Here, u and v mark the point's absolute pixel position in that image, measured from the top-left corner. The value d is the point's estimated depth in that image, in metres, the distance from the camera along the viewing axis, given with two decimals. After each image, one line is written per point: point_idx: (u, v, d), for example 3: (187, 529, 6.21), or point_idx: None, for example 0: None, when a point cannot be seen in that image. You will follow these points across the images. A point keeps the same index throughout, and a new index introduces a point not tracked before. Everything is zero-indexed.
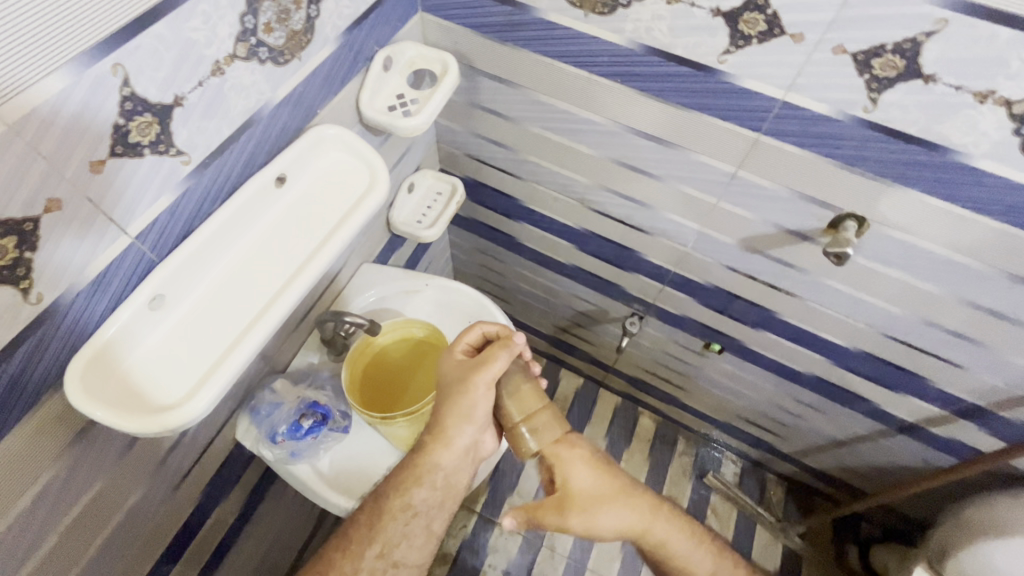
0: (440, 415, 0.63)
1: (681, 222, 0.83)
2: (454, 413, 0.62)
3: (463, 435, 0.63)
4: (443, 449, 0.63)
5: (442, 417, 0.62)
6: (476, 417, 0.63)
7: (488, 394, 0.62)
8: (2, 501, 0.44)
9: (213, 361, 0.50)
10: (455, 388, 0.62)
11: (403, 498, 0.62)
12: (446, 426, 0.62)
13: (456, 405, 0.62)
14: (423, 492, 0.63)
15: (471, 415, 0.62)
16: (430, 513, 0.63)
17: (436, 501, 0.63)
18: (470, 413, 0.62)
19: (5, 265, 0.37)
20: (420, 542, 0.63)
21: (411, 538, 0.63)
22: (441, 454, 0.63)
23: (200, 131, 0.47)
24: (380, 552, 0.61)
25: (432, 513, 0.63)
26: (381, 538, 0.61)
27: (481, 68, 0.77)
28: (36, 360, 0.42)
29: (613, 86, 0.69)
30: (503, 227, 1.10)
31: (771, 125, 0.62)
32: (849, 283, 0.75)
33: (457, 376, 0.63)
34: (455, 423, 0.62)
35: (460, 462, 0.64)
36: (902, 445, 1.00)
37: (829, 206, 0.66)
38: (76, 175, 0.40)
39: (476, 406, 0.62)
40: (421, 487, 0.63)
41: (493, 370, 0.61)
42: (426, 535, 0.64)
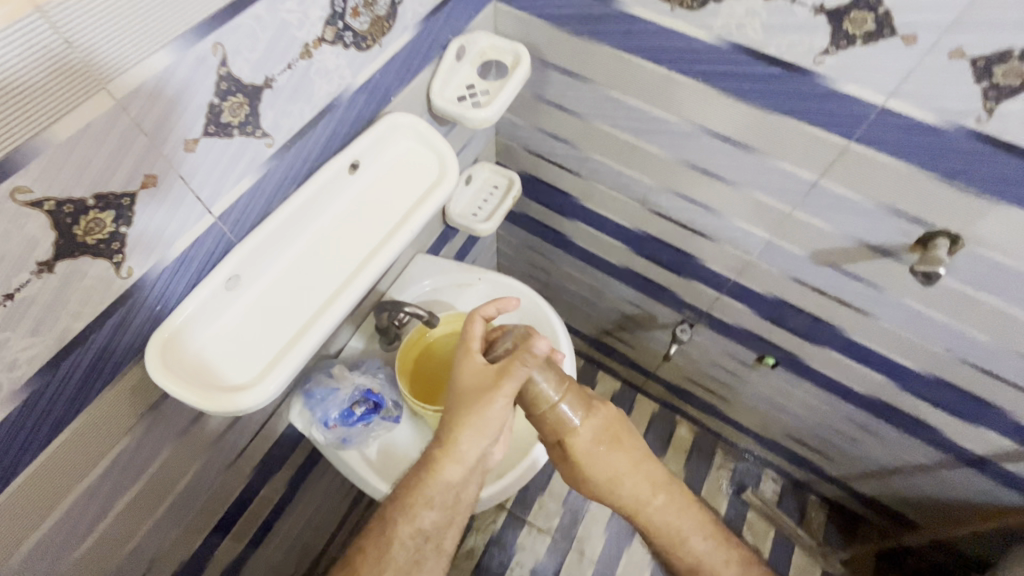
0: (448, 430, 0.57)
1: (749, 229, 0.79)
2: (464, 426, 0.56)
3: (476, 447, 0.57)
4: (452, 463, 0.57)
5: (450, 427, 0.57)
6: (491, 432, 0.57)
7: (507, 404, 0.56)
8: (81, 466, 0.45)
9: (284, 343, 0.51)
10: (471, 398, 0.56)
11: (412, 520, 0.57)
12: (452, 441, 0.56)
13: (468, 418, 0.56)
14: (433, 511, 0.57)
15: (484, 432, 0.56)
16: (440, 530, 0.58)
17: (446, 520, 0.58)
18: (483, 430, 0.56)
19: (101, 238, 0.38)
20: (434, 566, 0.57)
21: (424, 563, 0.57)
22: (450, 470, 0.57)
23: (285, 114, 0.47)
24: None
25: (443, 530, 0.58)
26: (389, 570, 0.56)
27: (552, 61, 0.76)
28: (121, 332, 0.43)
29: (692, 85, 0.66)
30: (555, 224, 1.08)
31: (865, 132, 0.58)
32: (931, 305, 0.70)
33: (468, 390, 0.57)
34: (467, 436, 0.56)
35: (469, 477, 0.58)
36: (966, 479, 0.94)
37: (919, 222, 0.62)
38: (171, 154, 0.40)
39: (489, 418, 0.56)
40: (429, 507, 0.57)
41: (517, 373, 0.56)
42: (440, 556, 0.58)
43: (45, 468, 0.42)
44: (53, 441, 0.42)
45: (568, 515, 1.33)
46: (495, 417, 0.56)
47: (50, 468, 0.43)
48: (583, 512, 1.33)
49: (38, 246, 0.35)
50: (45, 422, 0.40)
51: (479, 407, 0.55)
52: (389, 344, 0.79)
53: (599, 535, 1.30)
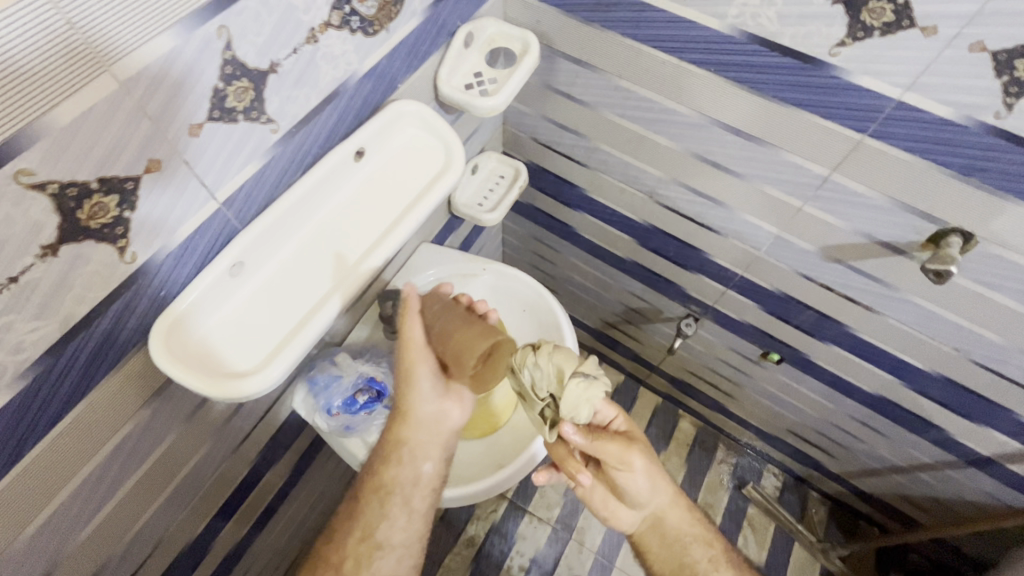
0: (396, 395, 0.64)
1: (758, 224, 0.78)
2: (403, 392, 0.64)
3: (421, 408, 0.63)
4: (406, 423, 0.64)
5: (401, 394, 0.64)
6: (424, 389, 0.63)
7: (425, 362, 0.62)
8: (88, 448, 0.46)
9: (288, 330, 0.51)
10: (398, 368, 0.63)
11: (376, 479, 0.64)
12: (406, 403, 0.64)
13: (403, 383, 0.63)
14: (396, 470, 0.64)
15: (419, 392, 0.63)
16: (406, 489, 0.64)
17: (410, 479, 0.64)
18: (416, 384, 0.63)
19: (105, 222, 0.38)
20: (403, 522, 0.64)
21: (393, 518, 0.64)
22: (401, 429, 0.64)
23: (290, 99, 0.47)
24: (362, 537, 0.63)
25: (409, 490, 0.64)
26: (360, 522, 0.63)
27: (561, 49, 0.75)
28: (126, 317, 0.43)
29: (703, 75, 0.65)
30: (561, 215, 1.07)
31: (879, 127, 0.57)
32: (942, 304, 0.69)
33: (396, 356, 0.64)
34: (409, 393, 0.63)
35: (428, 438, 0.65)
36: (970, 479, 0.93)
37: (932, 219, 0.61)
38: (176, 138, 0.40)
39: (416, 377, 0.63)
40: (395, 466, 0.64)
41: (414, 335, 0.61)
42: (408, 514, 0.64)
43: (49, 451, 0.42)
44: (57, 425, 0.42)
45: (569, 505, 1.34)
46: (422, 375, 0.63)
47: (55, 451, 0.43)
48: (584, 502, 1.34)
49: (43, 229, 0.34)
50: (50, 405, 0.40)
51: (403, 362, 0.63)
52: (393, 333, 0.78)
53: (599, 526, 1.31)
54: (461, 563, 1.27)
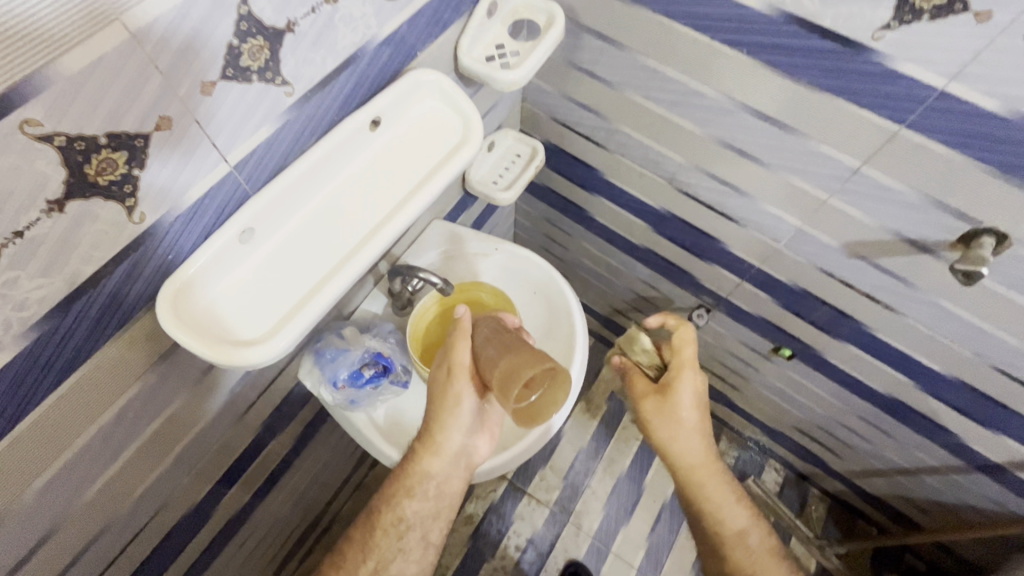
0: (429, 423, 0.63)
1: (780, 215, 0.76)
2: (440, 420, 0.63)
3: (453, 439, 0.64)
4: (433, 457, 0.64)
5: (431, 427, 0.63)
6: (461, 423, 0.63)
7: (470, 394, 0.62)
8: (93, 409, 0.45)
9: (296, 300, 0.50)
10: (434, 397, 0.63)
11: (395, 512, 0.66)
12: (439, 434, 0.63)
13: (439, 414, 0.63)
14: (418, 505, 0.66)
15: (456, 424, 0.63)
16: (424, 524, 0.66)
17: (429, 511, 0.66)
18: (452, 419, 0.62)
19: (113, 180, 0.36)
20: (418, 555, 0.67)
21: (407, 551, 0.66)
22: (429, 464, 0.64)
23: (306, 62, 0.45)
24: (377, 566, 0.65)
25: (427, 523, 0.67)
26: (374, 554, 0.65)
27: (587, 24, 0.72)
28: (133, 279, 0.42)
29: (736, 57, 0.62)
30: (576, 198, 1.05)
31: (918, 118, 0.55)
32: (966, 306, 0.67)
33: (435, 383, 0.63)
34: (441, 429, 0.63)
35: (451, 469, 0.65)
36: (977, 486, 0.92)
37: (966, 218, 0.59)
38: (187, 95, 0.38)
39: (457, 406, 0.62)
40: (415, 501, 0.65)
41: (461, 364, 0.61)
42: (424, 545, 0.67)
43: (53, 411, 0.42)
44: (61, 386, 0.41)
45: (568, 489, 1.34)
46: (464, 405, 0.62)
47: (59, 411, 0.42)
48: (583, 487, 1.34)
49: (49, 183, 0.33)
50: (53, 365, 0.40)
51: (443, 394, 0.62)
52: (402, 309, 0.78)
53: (597, 511, 1.32)
54: (458, 540, 1.28)
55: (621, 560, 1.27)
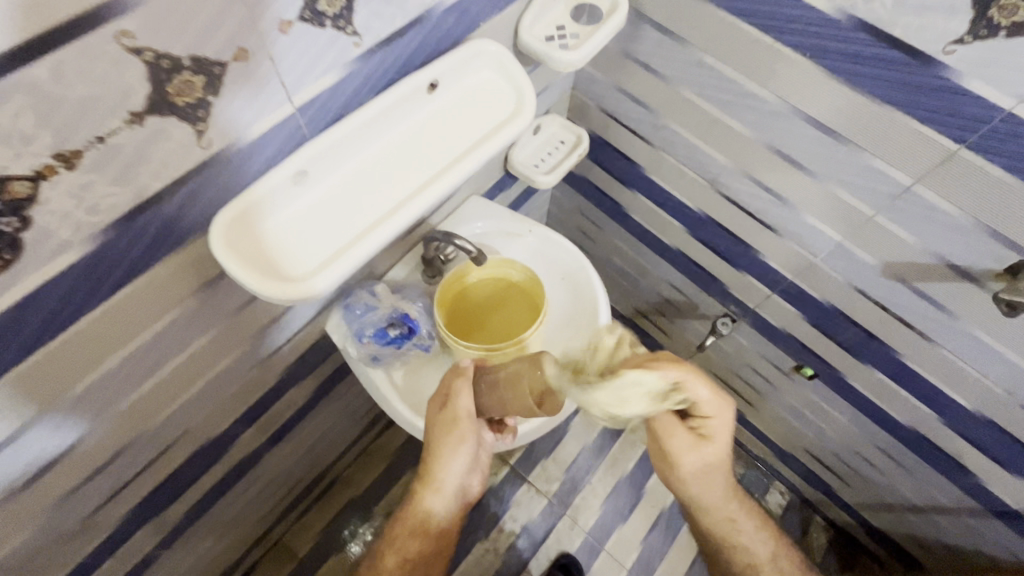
0: (429, 466, 0.70)
1: (821, 228, 0.75)
2: (438, 464, 0.69)
3: (451, 480, 0.71)
4: (433, 493, 0.72)
5: (430, 468, 0.70)
6: (456, 467, 0.70)
7: (467, 440, 0.67)
8: (138, 324, 0.48)
9: (337, 247, 0.52)
10: (433, 443, 0.68)
11: (402, 541, 0.74)
12: (435, 475, 0.70)
13: (438, 459, 0.69)
14: (422, 537, 0.73)
15: (453, 467, 0.69)
16: (428, 556, 0.74)
17: (431, 543, 0.74)
18: (454, 457, 0.68)
19: (189, 102, 0.38)
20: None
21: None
22: (433, 493, 0.72)
23: (377, 15, 0.47)
24: None
25: (430, 556, 0.74)
26: None
27: (649, 15, 0.72)
28: (193, 204, 0.44)
29: (798, 60, 0.62)
30: (613, 192, 1.05)
31: (980, 139, 0.53)
32: (1004, 341, 0.66)
33: (435, 421, 0.67)
34: (442, 463, 0.69)
35: (450, 504, 0.73)
36: (990, 531, 0.90)
37: (1015, 247, 0.57)
38: (266, 33, 0.39)
39: (455, 452, 0.68)
40: (420, 533, 0.73)
41: (462, 408, 0.65)
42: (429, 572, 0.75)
43: (105, 318, 0.44)
44: (116, 294, 0.44)
45: (568, 482, 1.35)
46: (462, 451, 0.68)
47: (110, 319, 0.45)
48: (583, 483, 1.34)
49: (133, 95, 0.35)
50: (112, 272, 0.42)
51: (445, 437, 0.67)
52: (431, 277, 0.79)
53: (595, 508, 1.32)
54: None
55: (613, 559, 1.27)
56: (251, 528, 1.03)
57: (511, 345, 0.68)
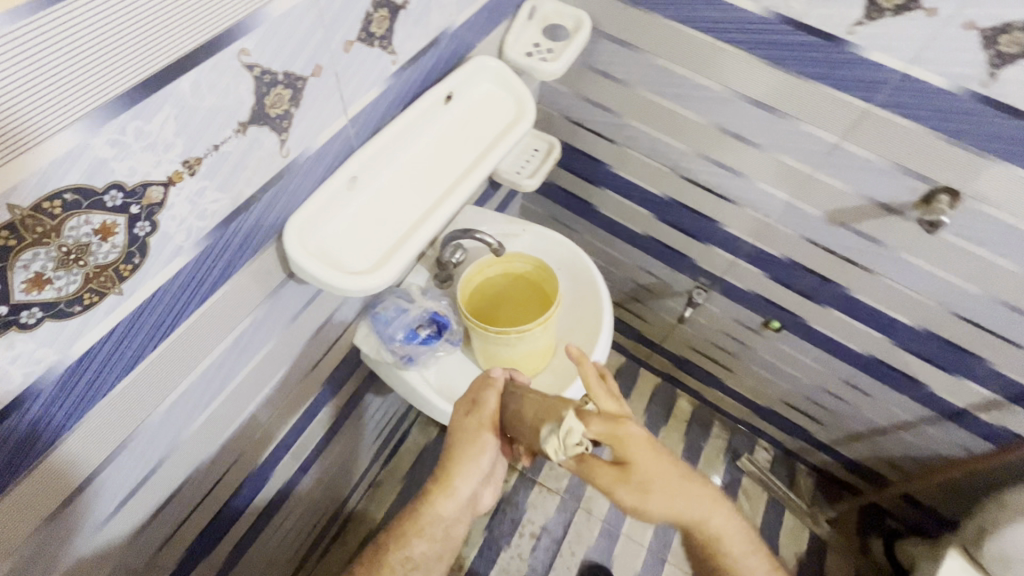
0: (450, 462, 0.64)
1: (771, 192, 0.89)
2: (460, 462, 0.64)
3: (468, 486, 0.64)
4: (446, 497, 0.63)
5: (449, 465, 0.64)
6: (478, 469, 0.64)
7: (491, 444, 0.64)
8: (218, 333, 0.50)
9: (389, 243, 0.57)
10: (459, 440, 0.64)
11: (403, 549, 0.63)
12: (454, 474, 0.63)
13: (461, 454, 0.64)
14: (423, 546, 0.62)
15: (475, 469, 0.64)
16: (429, 564, 0.63)
17: (435, 553, 0.63)
18: (476, 462, 0.64)
19: (278, 113, 0.43)
20: None
21: None
22: (442, 505, 0.63)
23: (409, 36, 0.54)
24: None
25: (429, 566, 0.63)
26: None
27: (605, 30, 0.84)
28: (271, 209, 0.48)
29: (736, 53, 0.75)
30: (583, 193, 1.16)
31: (885, 97, 0.68)
32: (930, 260, 0.81)
33: (461, 428, 0.65)
34: (461, 469, 0.64)
35: (461, 513, 0.65)
36: (946, 434, 1.05)
37: (926, 179, 0.72)
38: (335, 52, 0.45)
39: (480, 451, 0.64)
40: (422, 540, 0.63)
41: (490, 415, 0.65)
42: None
43: (196, 325, 0.47)
44: (207, 301, 0.47)
45: (577, 477, 1.40)
46: (486, 452, 0.64)
47: (199, 327, 0.47)
48: None
49: (242, 107, 0.39)
50: (207, 277, 0.45)
51: (473, 434, 0.65)
52: (444, 282, 0.84)
53: (605, 496, 1.37)
54: (474, 532, 1.31)
55: (632, 541, 1.33)
56: (277, 574, 0.99)
57: (535, 325, 0.73)
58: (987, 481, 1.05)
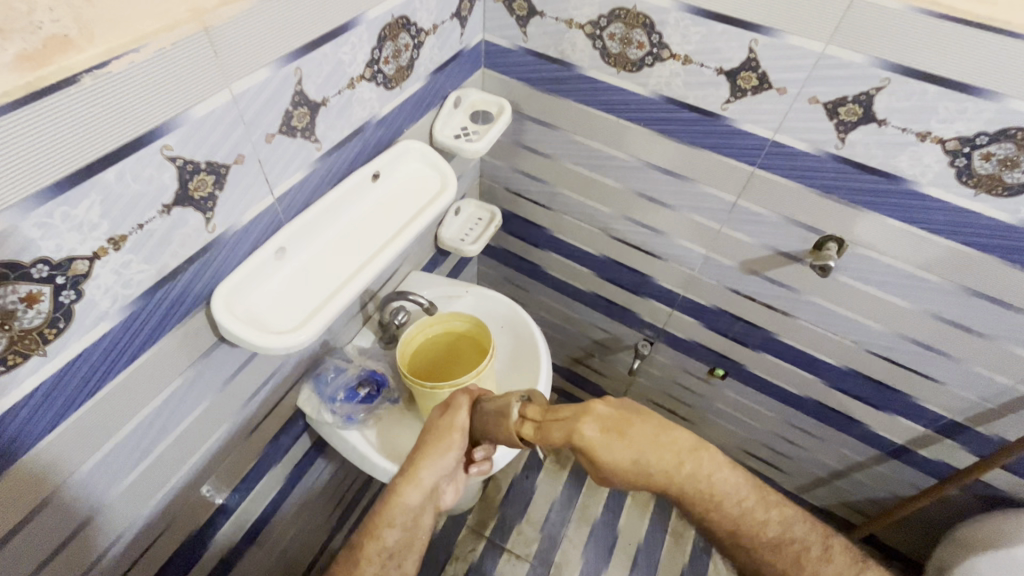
0: (418, 452, 0.61)
1: (690, 246, 0.97)
2: (428, 453, 0.60)
3: (434, 475, 0.59)
4: (411, 487, 0.59)
5: (416, 455, 0.61)
6: (447, 462, 0.60)
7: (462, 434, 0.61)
8: (146, 394, 0.54)
9: (316, 305, 0.62)
10: (428, 435, 0.62)
11: (374, 538, 0.59)
12: (420, 463, 0.60)
13: (430, 445, 0.61)
14: (390, 534, 0.58)
15: (443, 461, 0.60)
16: (400, 551, 0.59)
17: (407, 540, 0.59)
18: (443, 456, 0.60)
19: (202, 196, 0.50)
20: None
21: None
22: (408, 495, 0.59)
23: (332, 127, 0.63)
24: None
25: (401, 552, 0.59)
26: None
27: (527, 113, 0.95)
28: (199, 277, 0.54)
29: (637, 128, 0.86)
30: (530, 256, 1.24)
31: (764, 160, 0.78)
32: (836, 302, 0.87)
33: (434, 426, 0.63)
34: (429, 462, 0.60)
35: (428, 505, 0.60)
36: (895, 472, 1.07)
37: (814, 229, 0.81)
38: (256, 143, 0.53)
39: (450, 441, 0.60)
40: (392, 529, 0.58)
41: (462, 416, 0.62)
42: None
43: (124, 385, 0.51)
44: (134, 363, 0.51)
45: (546, 541, 1.36)
46: (454, 442, 0.61)
47: (125, 387, 0.51)
48: (560, 537, 1.37)
49: (166, 192, 0.46)
50: (134, 339, 0.50)
51: (441, 430, 0.61)
52: (387, 343, 0.88)
53: (576, 560, 1.34)
54: None
55: None
56: None
57: (468, 377, 0.76)
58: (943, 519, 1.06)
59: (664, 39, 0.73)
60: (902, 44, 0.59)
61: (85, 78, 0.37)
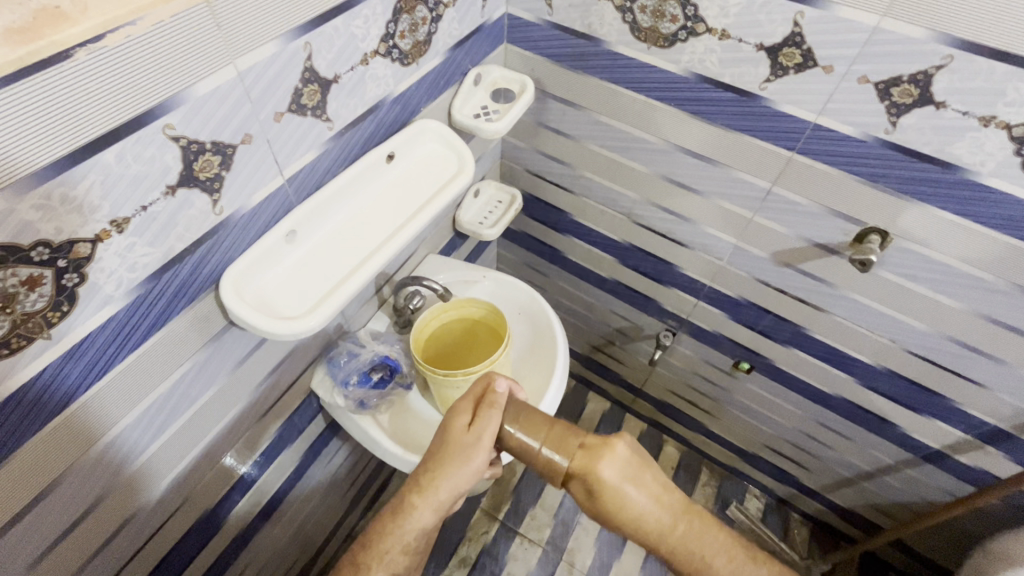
0: (432, 468, 0.52)
1: (719, 235, 0.92)
2: (446, 472, 0.51)
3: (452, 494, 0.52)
4: (425, 509, 0.51)
5: (432, 471, 0.52)
6: (468, 481, 0.52)
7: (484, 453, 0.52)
8: (157, 375, 0.54)
9: (326, 290, 0.61)
10: (447, 450, 0.52)
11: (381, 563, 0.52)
12: (436, 483, 0.51)
13: (449, 462, 0.52)
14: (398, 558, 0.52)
15: (465, 480, 0.52)
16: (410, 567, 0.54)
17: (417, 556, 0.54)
18: (464, 475, 0.52)
19: (208, 177, 0.48)
20: None
21: None
22: (424, 516, 0.51)
23: (344, 105, 0.60)
24: None
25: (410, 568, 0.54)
26: None
27: (551, 91, 0.91)
28: (207, 260, 0.53)
29: (667, 109, 0.81)
30: (551, 240, 1.21)
31: (804, 145, 0.72)
32: (876, 298, 0.82)
33: (453, 438, 0.53)
34: (446, 481, 0.51)
35: (440, 522, 0.54)
36: (928, 477, 1.02)
37: (856, 221, 0.75)
38: (263, 122, 0.51)
39: (472, 463, 0.52)
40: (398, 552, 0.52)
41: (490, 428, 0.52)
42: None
43: (133, 367, 0.51)
44: (142, 345, 0.51)
45: (559, 527, 1.36)
46: (476, 462, 0.52)
47: (135, 368, 0.51)
48: (573, 523, 1.36)
49: (170, 172, 0.45)
50: (143, 321, 0.49)
51: (463, 448, 0.52)
52: (402, 326, 0.87)
53: (589, 547, 1.33)
54: None
55: None
56: None
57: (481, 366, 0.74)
58: (977, 528, 1.01)
59: (699, 11, 0.68)
60: (970, 16, 0.53)
61: (79, 53, 0.35)
